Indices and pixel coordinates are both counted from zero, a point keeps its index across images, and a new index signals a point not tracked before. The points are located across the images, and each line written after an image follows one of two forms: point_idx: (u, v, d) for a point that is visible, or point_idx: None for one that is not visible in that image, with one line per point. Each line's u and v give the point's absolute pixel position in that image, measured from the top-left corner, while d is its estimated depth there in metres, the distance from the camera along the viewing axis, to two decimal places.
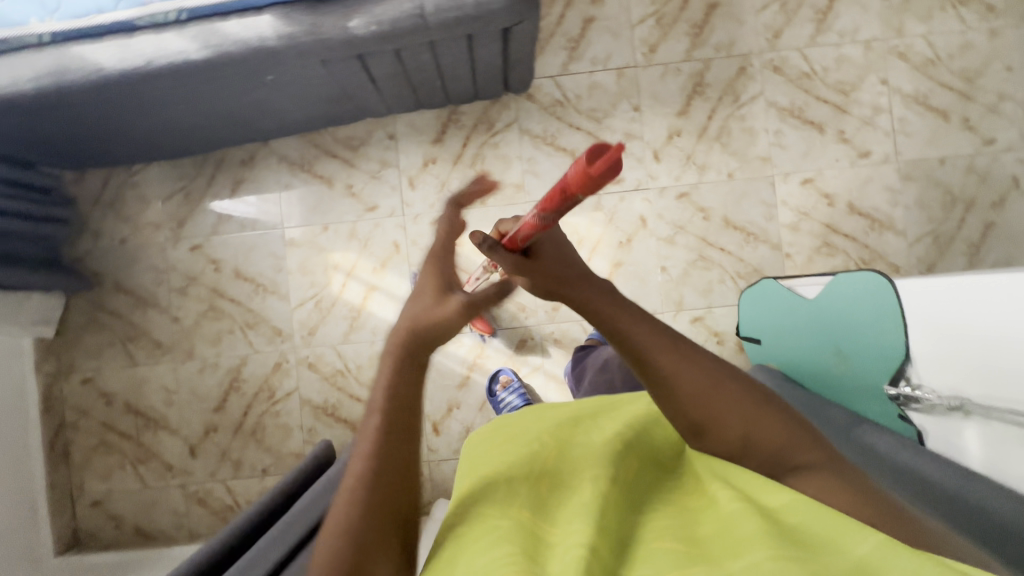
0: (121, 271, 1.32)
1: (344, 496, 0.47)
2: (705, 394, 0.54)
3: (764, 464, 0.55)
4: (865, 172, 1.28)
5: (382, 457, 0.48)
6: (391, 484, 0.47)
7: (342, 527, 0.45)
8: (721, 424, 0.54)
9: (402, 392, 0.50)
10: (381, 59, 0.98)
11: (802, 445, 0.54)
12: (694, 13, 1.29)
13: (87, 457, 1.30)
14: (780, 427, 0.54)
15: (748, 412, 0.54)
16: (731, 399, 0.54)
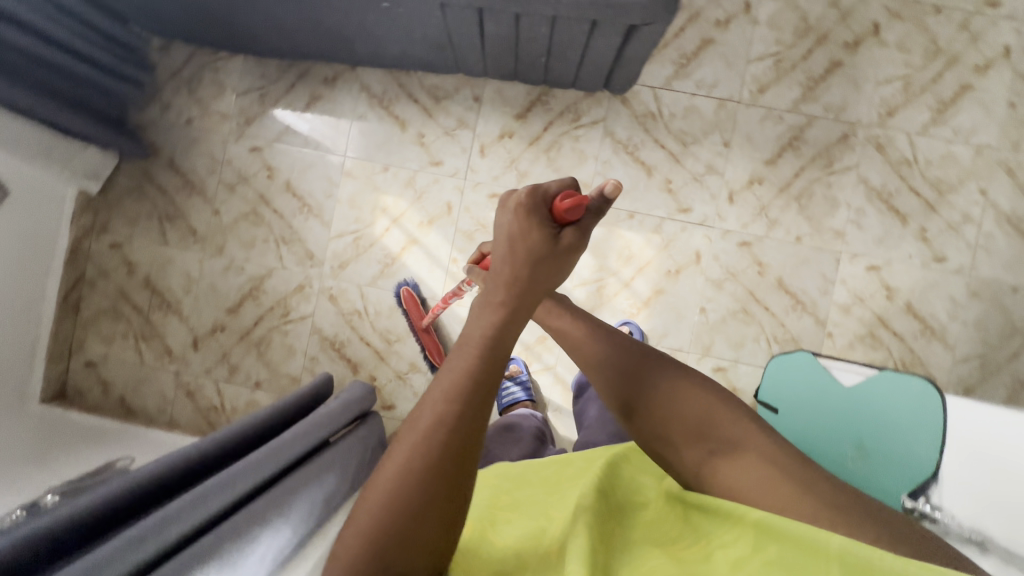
0: (178, 150, 1.32)
1: (411, 438, 0.44)
2: (635, 379, 0.59)
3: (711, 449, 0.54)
4: (934, 276, 1.24)
5: (466, 400, 0.44)
6: (468, 429, 0.44)
7: (409, 465, 0.42)
8: (658, 411, 0.57)
9: (498, 340, 0.46)
10: (498, 19, 0.95)
11: (722, 418, 0.55)
12: (814, 66, 1.24)
13: (95, 317, 1.31)
14: (694, 398, 0.57)
15: (687, 401, 0.57)
16: (650, 377, 0.59)
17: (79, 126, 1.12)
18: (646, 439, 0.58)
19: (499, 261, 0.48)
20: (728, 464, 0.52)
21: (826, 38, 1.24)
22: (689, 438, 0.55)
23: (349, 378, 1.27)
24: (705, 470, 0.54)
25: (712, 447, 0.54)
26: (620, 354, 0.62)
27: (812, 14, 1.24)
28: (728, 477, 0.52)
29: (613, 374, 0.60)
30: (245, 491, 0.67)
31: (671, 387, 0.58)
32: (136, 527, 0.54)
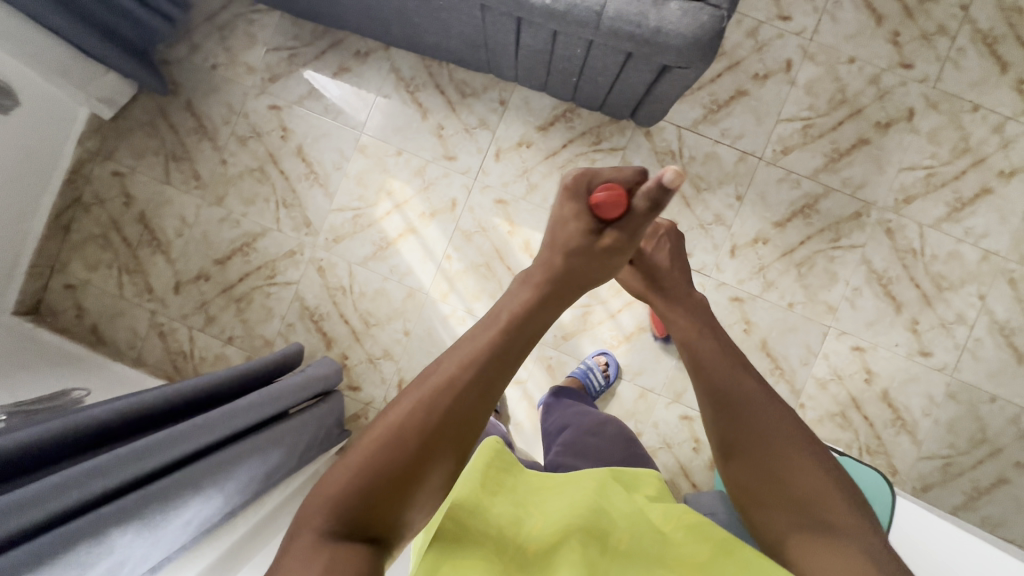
0: (198, 93, 1.31)
1: (416, 396, 0.47)
2: (732, 417, 0.57)
3: (800, 520, 0.50)
4: (915, 369, 1.23)
5: (482, 369, 0.48)
6: (467, 399, 0.47)
7: (408, 419, 0.45)
8: (759, 462, 0.54)
9: (526, 318, 0.52)
10: (536, 32, 0.94)
11: (830, 500, 0.50)
12: (842, 138, 1.24)
13: (83, 241, 1.31)
14: (803, 464, 0.52)
15: (798, 463, 0.53)
16: (760, 427, 0.55)
17: (101, 52, 1.11)
18: (737, 489, 0.55)
19: (548, 240, 0.58)
20: (820, 548, 0.48)
21: (859, 113, 1.23)
22: (785, 509, 0.51)
23: (321, 352, 1.26)
24: (792, 546, 0.50)
25: (806, 523, 0.50)
26: (743, 393, 0.57)
27: (851, 86, 1.23)
28: (818, 561, 0.47)
29: (723, 412, 0.57)
30: (189, 452, 0.66)
31: (777, 442, 0.54)
32: (60, 473, 0.53)
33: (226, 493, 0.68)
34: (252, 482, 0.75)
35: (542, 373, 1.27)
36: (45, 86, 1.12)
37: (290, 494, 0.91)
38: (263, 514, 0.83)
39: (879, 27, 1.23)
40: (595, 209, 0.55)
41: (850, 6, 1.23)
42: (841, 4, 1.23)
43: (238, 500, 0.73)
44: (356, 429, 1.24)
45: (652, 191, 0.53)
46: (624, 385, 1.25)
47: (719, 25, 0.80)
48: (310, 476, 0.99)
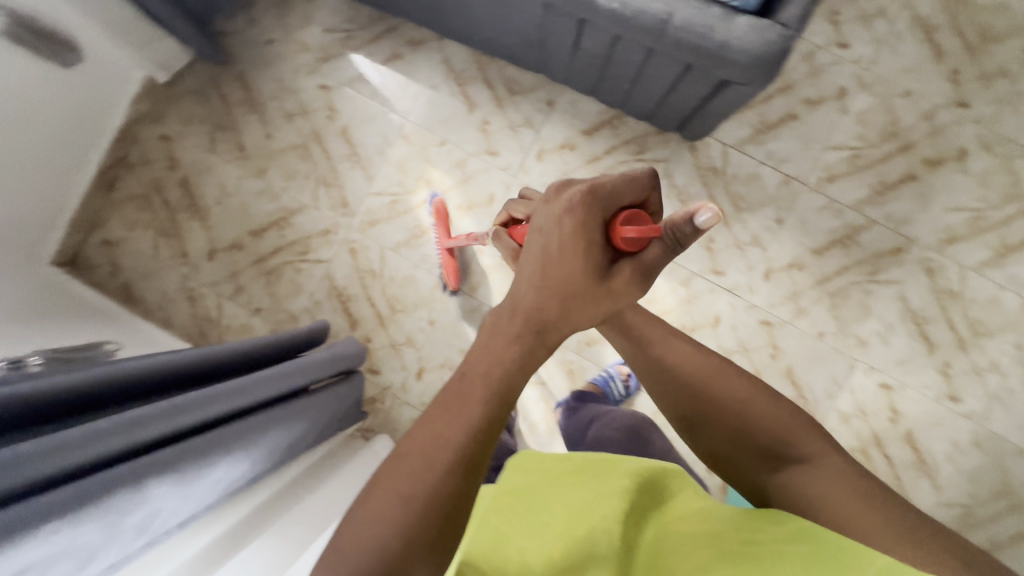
0: (250, 66, 1.32)
1: (391, 485, 0.43)
2: (690, 393, 0.63)
3: (765, 449, 0.58)
4: (942, 414, 1.21)
5: (464, 439, 0.46)
6: (450, 475, 0.44)
7: (387, 512, 0.42)
8: (726, 420, 0.60)
9: (506, 375, 0.50)
10: (597, 36, 0.94)
11: (797, 436, 0.57)
12: (889, 172, 1.22)
13: (125, 200, 1.33)
14: (762, 409, 0.59)
15: (754, 406, 0.59)
16: (717, 395, 0.61)
17: (167, 17, 1.13)
18: (713, 456, 0.62)
19: (550, 269, 0.55)
20: (799, 477, 0.54)
21: (910, 148, 1.22)
22: (758, 456, 0.58)
23: (345, 333, 1.27)
24: (780, 489, 0.55)
25: (781, 462, 0.56)
26: (691, 362, 0.64)
27: (903, 120, 1.22)
28: (795, 483, 0.54)
29: (678, 390, 0.64)
30: (219, 414, 0.66)
31: (739, 401, 0.60)
32: (106, 419, 0.53)
33: (252, 458, 0.69)
34: (275, 451, 0.76)
35: (562, 376, 1.26)
36: (105, 44, 1.15)
37: (308, 466, 0.92)
38: (283, 483, 0.84)
39: (938, 63, 1.21)
40: (618, 238, 0.57)
41: (910, 39, 1.22)
42: (901, 36, 1.22)
43: (262, 466, 0.73)
44: (372, 413, 1.25)
45: (680, 226, 0.57)
46: (642, 396, 1.25)
47: (786, 44, 0.80)
48: (327, 451, 1.00)
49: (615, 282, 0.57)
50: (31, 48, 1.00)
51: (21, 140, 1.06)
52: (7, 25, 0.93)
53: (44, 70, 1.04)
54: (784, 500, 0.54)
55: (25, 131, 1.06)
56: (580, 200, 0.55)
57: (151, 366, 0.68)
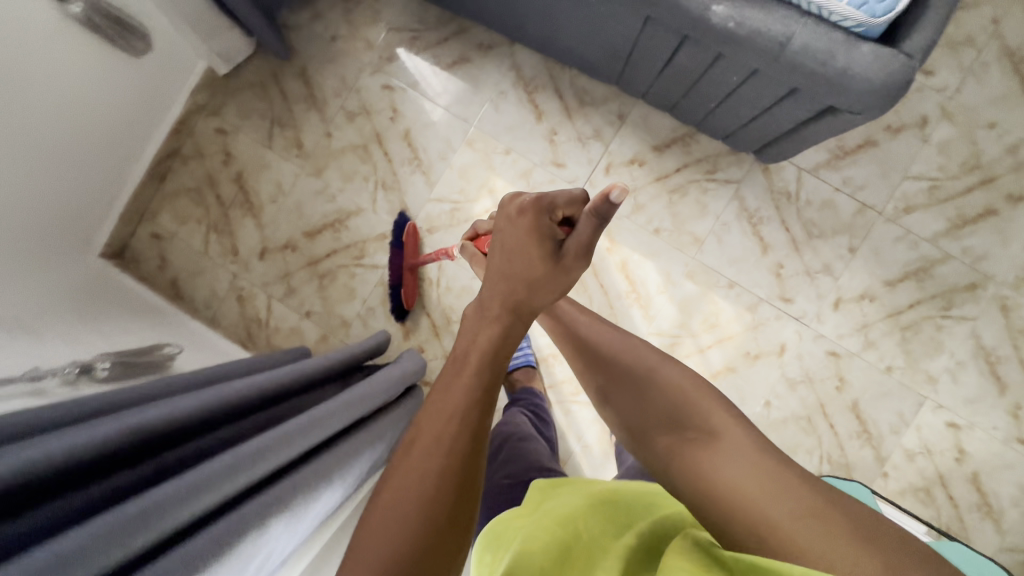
0: (314, 62, 1.28)
1: (404, 463, 0.46)
2: (607, 362, 0.69)
3: (667, 419, 0.59)
4: (1010, 456, 1.18)
5: (467, 416, 0.48)
6: (461, 444, 0.47)
7: (407, 489, 0.45)
8: (639, 392, 0.63)
9: (491, 353, 0.53)
10: (696, 53, 0.91)
11: (702, 406, 0.57)
12: (970, 205, 1.18)
13: (176, 193, 1.29)
14: (666, 381, 0.62)
15: (658, 376, 0.63)
16: (630, 363, 0.66)
17: (239, 8, 1.09)
18: (631, 429, 0.63)
19: (504, 263, 0.59)
20: (705, 450, 0.53)
21: (991, 182, 1.18)
22: (666, 426, 0.58)
23: (399, 341, 1.24)
24: (679, 460, 0.54)
25: (689, 435, 0.55)
26: (609, 338, 0.71)
27: (986, 153, 1.18)
28: (694, 459, 0.53)
29: (601, 361, 0.70)
30: (316, 441, 0.63)
31: (646, 367, 0.65)
32: (231, 454, 0.50)
33: (347, 486, 0.67)
34: (361, 476, 0.73)
35: None
36: (172, 32, 1.11)
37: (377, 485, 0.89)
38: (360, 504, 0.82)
39: None
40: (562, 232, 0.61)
41: (998, 70, 1.18)
42: (989, 66, 1.18)
43: (351, 491, 0.71)
44: None
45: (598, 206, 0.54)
46: None
47: (910, 76, 0.76)
48: None
49: (561, 261, 0.58)
50: (102, 35, 0.97)
51: (83, 130, 1.03)
52: (87, 12, 0.91)
53: (112, 57, 1.01)
54: (688, 484, 0.52)
55: (89, 121, 1.03)
56: (529, 202, 0.60)
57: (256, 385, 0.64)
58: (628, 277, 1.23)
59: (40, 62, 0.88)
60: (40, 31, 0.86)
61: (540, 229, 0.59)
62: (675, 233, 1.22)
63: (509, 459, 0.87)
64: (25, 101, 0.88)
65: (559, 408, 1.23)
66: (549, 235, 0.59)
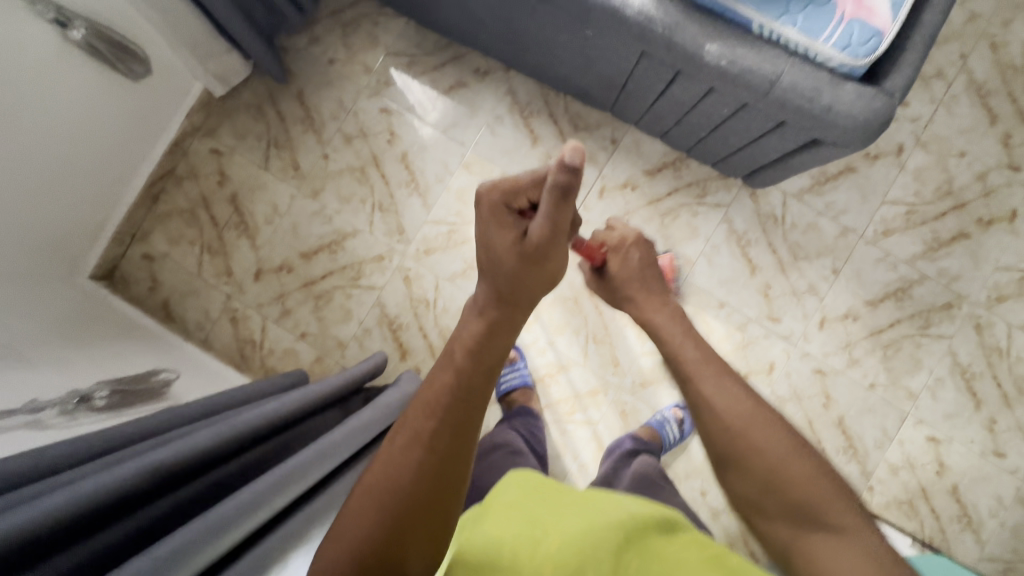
0: (311, 85, 1.30)
1: (390, 448, 0.51)
2: (735, 438, 0.59)
3: (792, 510, 0.56)
4: (987, 469, 1.23)
5: (444, 420, 0.51)
6: (439, 436, 0.51)
7: (388, 474, 0.50)
8: (762, 474, 0.58)
9: (476, 353, 0.54)
10: (689, 87, 0.95)
11: (829, 504, 0.55)
12: (944, 229, 1.25)
13: (169, 214, 1.28)
14: (798, 468, 0.57)
15: (787, 463, 0.57)
16: (754, 446, 0.58)
17: (239, 34, 1.10)
18: (740, 495, 0.61)
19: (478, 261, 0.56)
20: (823, 543, 0.54)
21: (963, 207, 1.25)
22: (785, 511, 0.57)
23: (396, 362, 1.25)
24: (796, 546, 0.56)
25: (812, 532, 0.55)
26: (734, 409, 0.60)
27: (957, 179, 1.25)
28: (821, 555, 0.53)
29: (719, 428, 0.60)
30: (329, 470, 0.65)
31: (781, 457, 0.57)
32: (248, 490, 0.51)
33: None
34: None
35: (614, 417, 1.25)
36: (169, 55, 1.11)
37: None
38: None
39: (993, 126, 1.25)
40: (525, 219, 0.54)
41: (966, 102, 1.25)
42: (958, 98, 1.26)
43: None
44: None
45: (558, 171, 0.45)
46: (695, 441, 1.24)
47: (889, 113, 0.81)
48: None
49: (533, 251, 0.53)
50: (101, 59, 0.97)
51: (77, 153, 1.02)
52: (88, 37, 0.91)
53: (108, 80, 1.01)
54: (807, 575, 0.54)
55: (85, 145, 1.02)
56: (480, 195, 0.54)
57: (273, 413, 0.65)
58: None
59: (37, 88, 0.87)
60: (38, 58, 0.85)
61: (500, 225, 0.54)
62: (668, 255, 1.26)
63: (498, 475, 0.89)
64: (22, 127, 0.87)
65: (555, 428, 1.25)
66: (517, 225, 0.54)
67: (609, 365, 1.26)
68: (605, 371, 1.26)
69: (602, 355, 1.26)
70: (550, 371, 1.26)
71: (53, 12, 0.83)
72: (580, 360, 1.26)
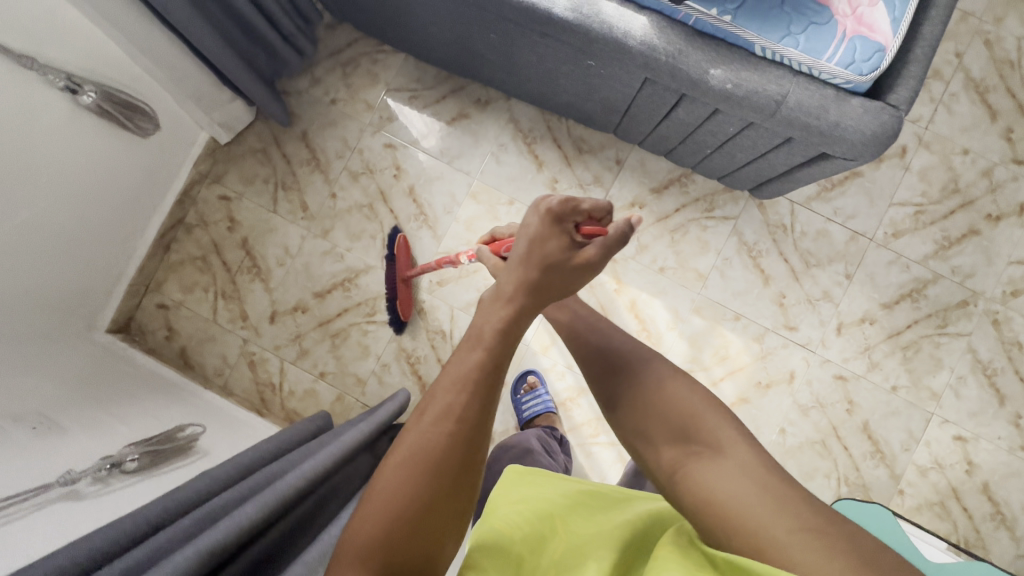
0: (314, 126, 1.31)
1: (422, 422, 0.48)
2: (625, 374, 0.60)
3: (668, 431, 0.54)
4: (1017, 465, 1.22)
5: (476, 394, 0.49)
6: (471, 414, 0.48)
7: (420, 449, 0.47)
8: (648, 401, 0.57)
9: (508, 334, 0.51)
10: (694, 108, 0.96)
11: (705, 420, 0.53)
12: (954, 227, 1.25)
13: (182, 262, 1.29)
14: (677, 393, 0.56)
15: (668, 383, 0.57)
16: (638, 372, 0.59)
17: (243, 83, 1.11)
18: (628, 435, 0.58)
19: (519, 252, 0.54)
20: (705, 467, 0.50)
21: (970, 205, 1.25)
22: (664, 436, 0.54)
23: (416, 394, 1.25)
24: (680, 472, 0.51)
25: (691, 451, 0.52)
26: (619, 346, 0.63)
27: (963, 177, 1.26)
28: (702, 478, 0.49)
29: (606, 364, 0.62)
30: None
31: (658, 381, 0.57)
32: None
33: None
34: None
35: None
36: (176, 109, 1.13)
37: None
38: None
39: (994, 122, 1.26)
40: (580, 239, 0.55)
41: (965, 99, 1.26)
42: (957, 97, 1.26)
43: None
44: None
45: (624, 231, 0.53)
46: None
47: (897, 125, 0.82)
48: None
49: (579, 267, 0.53)
50: (112, 119, 0.98)
51: (90, 212, 1.02)
52: (98, 100, 0.92)
53: (119, 138, 1.02)
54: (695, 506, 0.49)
55: (96, 203, 1.03)
56: (553, 199, 0.53)
57: (314, 470, 0.65)
58: (638, 316, 1.25)
59: (52, 153, 0.88)
60: (52, 123, 0.86)
61: (558, 236, 0.53)
62: (680, 270, 1.26)
63: None
64: (36, 192, 0.87)
65: (580, 451, 1.24)
66: (568, 240, 0.54)
67: None
68: None
69: None
70: (571, 395, 1.26)
71: (65, 80, 0.85)
72: None
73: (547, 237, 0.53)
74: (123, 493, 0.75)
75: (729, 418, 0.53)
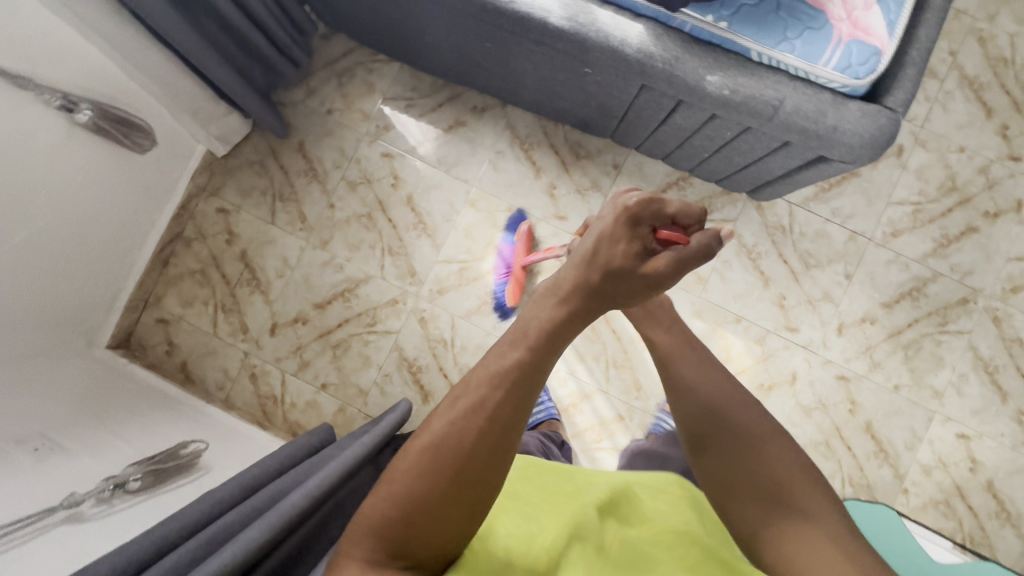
0: (311, 136, 1.31)
1: (452, 414, 0.49)
2: (718, 422, 0.63)
3: (757, 488, 0.58)
4: (1020, 461, 1.22)
5: (510, 393, 0.49)
6: (500, 413, 0.48)
7: (446, 439, 0.48)
8: (742, 455, 0.60)
9: (551, 336, 0.50)
10: (692, 113, 0.96)
11: (797, 485, 0.57)
12: (952, 224, 1.25)
13: (181, 275, 1.28)
14: (773, 456, 0.59)
15: (760, 440, 0.60)
16: (733, 424, 0.62)
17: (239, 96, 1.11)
18: (710, 479, 0.62)
19: (586, 249, 0.51)
20: (793, 527, 0.55)
21: (968, 202, 1.25)
22: (753, 494, 0.58)
23: (419, 404, 1.24)
24: (764, 530, 0.56)
25: (779, 513, 0.56)
26: (711, 390, 0.65)
27: (960, 174, 1.26)
28: (790, 545, 0.54)
29: (698, 410, 0.64)
30: None
31: (751, 435, 0.61)
32: None
33: None
34: None
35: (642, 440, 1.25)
36: (173, 123, 1.12)
37: None
38: None
39: (989, 119, 1.27)
40: (658, 245, 0.50)
41: (960, 98, 1.27)
42: (952, 95, 1.27)
43: None
44: None
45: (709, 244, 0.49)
46: None
47: (895, 128, 0.82)
48: None
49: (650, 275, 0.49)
50: (108, 136, 0.98)
51: (88, 229, 1.02)
52: (94, 118, 0.91)
53: (115, 154, 1.02)
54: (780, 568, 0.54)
55: (94, 220, 1.02)
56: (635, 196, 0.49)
57: (319, 486, 0.64)
58: None
59: (49, 173, 0.88)
60: (49, 143, 0.86)
61: (636, 237, 0.49)
62: None
63: None
64: (34, 213, 0.87)
65: (584, 456, 1.24)
66: (645, 244, 0.49)
67: (632, 390, 1.26)
68: (628, 396, 1.26)
69: (623, 379, 1.26)
70: (573, 401, 1.26)
71: (60, 98, 0.84)
72: (602, 388, 1.26)
73: (622, 236, 0.49)
74: (126, 515, 0.75)
75: (817, 487, 0.58)
